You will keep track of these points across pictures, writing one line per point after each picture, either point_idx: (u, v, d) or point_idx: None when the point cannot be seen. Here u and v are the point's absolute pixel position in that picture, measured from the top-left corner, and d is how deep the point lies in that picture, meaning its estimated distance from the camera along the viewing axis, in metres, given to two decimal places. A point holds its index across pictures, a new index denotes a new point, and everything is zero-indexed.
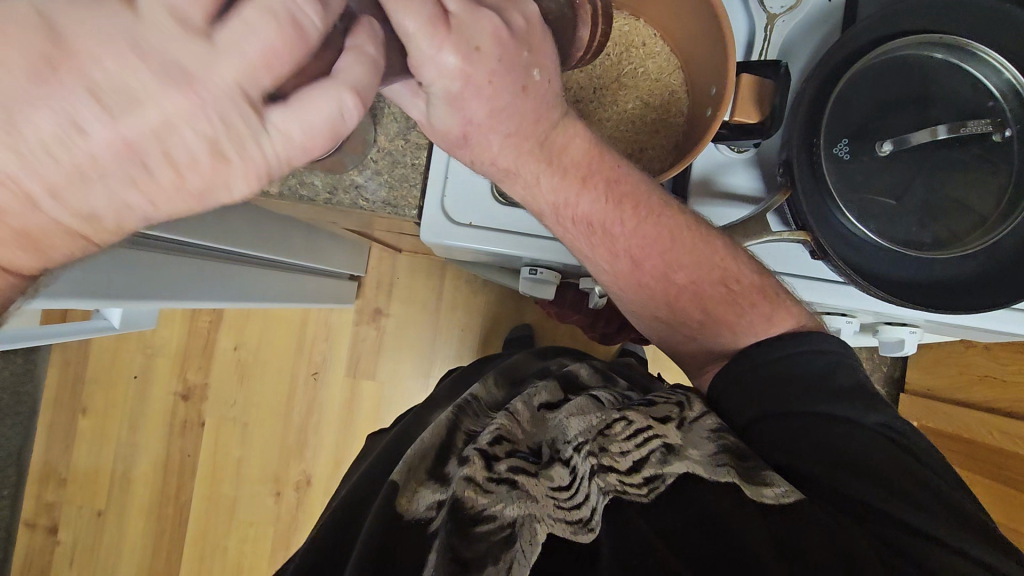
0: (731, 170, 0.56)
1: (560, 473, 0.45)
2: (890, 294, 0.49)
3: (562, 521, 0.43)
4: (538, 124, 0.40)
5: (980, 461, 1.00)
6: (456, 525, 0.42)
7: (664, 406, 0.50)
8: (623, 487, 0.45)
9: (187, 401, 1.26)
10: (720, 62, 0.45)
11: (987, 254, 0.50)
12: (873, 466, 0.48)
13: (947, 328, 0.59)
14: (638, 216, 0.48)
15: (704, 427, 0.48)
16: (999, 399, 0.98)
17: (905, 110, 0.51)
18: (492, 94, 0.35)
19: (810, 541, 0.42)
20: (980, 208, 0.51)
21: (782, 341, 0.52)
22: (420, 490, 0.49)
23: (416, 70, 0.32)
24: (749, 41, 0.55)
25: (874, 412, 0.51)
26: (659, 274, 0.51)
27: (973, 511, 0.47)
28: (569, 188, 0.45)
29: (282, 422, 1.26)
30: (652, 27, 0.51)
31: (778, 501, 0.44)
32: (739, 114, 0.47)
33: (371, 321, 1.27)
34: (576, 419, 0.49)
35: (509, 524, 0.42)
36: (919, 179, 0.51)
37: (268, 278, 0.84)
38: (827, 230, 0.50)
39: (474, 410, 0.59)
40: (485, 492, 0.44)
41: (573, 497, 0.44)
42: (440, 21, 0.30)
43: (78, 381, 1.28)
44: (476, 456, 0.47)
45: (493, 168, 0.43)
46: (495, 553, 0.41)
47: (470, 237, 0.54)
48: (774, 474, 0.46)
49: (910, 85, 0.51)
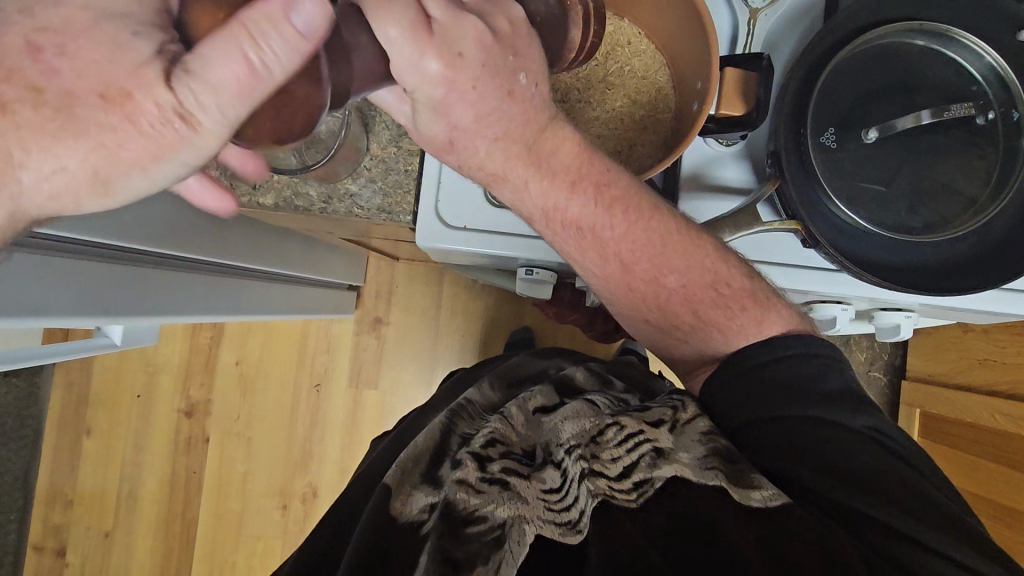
0: (721, 164, 0.56)
1: (551, 475, 0.46)
2: (882, 278, 0.49)
3: (551, 522, 0.43)
4: (527, 128, 0.40)
5: (982, 446, 1.00)
6: (447, 526, 0.43)
7: (657, 409, 0.51)
8: (612, 491, 0.45)
9: (191, 417, 1.27)
10: (704, 56, 0.45)
11: (977, 236, 0.51)
12: (864, 467, 0.48)
13: (941, 312, 0.59)
14: (628, 219, 0.48)
15: (696, 430, 0.49)
16: (999, 383, 0.98)
17: (890, 97, 0.51)
18: (476, 98, 0.36)
19: (798, 545, 0.42)
20: (970, 191, 0.51)
21: (771, 342, 0.53)
22: (415, 492, 0.49)
23: (398, 75, 0.33)
24: (732, 36, 0.56)
25: (864, 415, 0.52)
26: (649, 278, 0.52)
27: (962, 514, 0.47)
28: (559, 191, 0.45)
29: (286, 435, 1.26)
30: (637, 26, 0.52)
31: (766, 505, 0.44)
32: (723, 107, 0.47)
33: (372, 331, 1.28)
34: (570, 423, 0.49)
35: (499, 525, 0.42)
36: (906, 164, 0.51)
37: (268, 289, 0.85)
38: (817, 218, 0.50)
39: (470, 414, 0.59)
40: (478, 492, 0.44)
41: (564, 499, 0.44)
42: (423, 28, 0.31)
43: (82, 402, 1.28)
44: (469, 459, 0.47)
45: (482, 173, 0.43)
46: (485, 554, 0.41)
47: (464, 241, 0.54)
48: (763, 478, 0.47)
49: (895, 73, 0.52)
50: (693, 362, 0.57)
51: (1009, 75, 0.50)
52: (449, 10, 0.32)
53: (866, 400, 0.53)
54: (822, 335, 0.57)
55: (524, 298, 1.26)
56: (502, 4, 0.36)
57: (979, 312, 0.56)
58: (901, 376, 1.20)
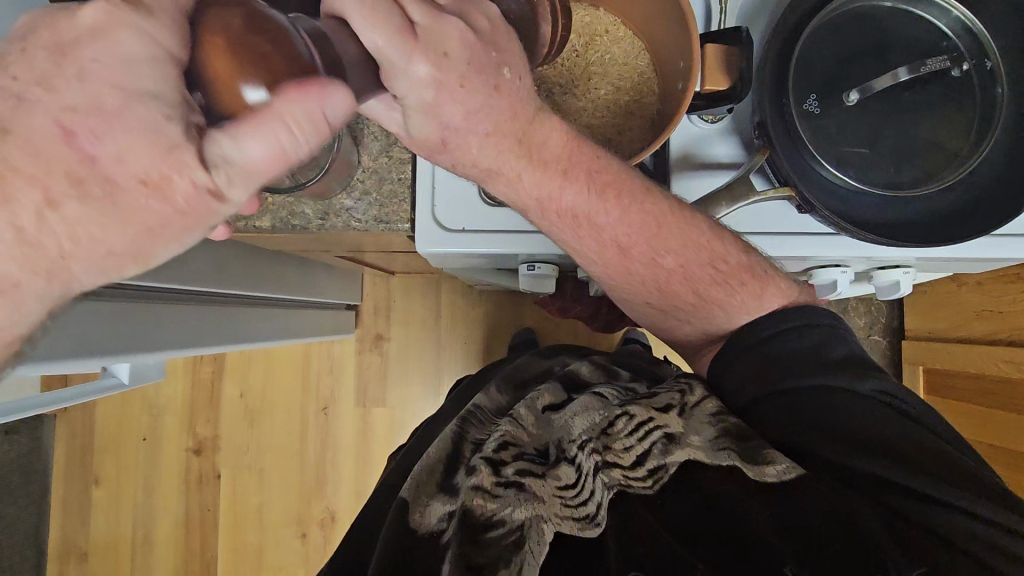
0: (708, 141, 0.57)
1: (566, 472, 0.46)
2: (879, 235, 0.50)
3: (568, 518, 0.44)
4: (516, 120, 0.41)
5: (989, 394, 1.01)
6: (467, 532, 0.44)
7: (665, 395, 0.50)
8: (627, 481, 0.45)
9: (200, 454, 1.25)
10: (684, 37, 0.46)
11: (965, 184, 0.52)
12: (874, 431, 0.48)
13: (937, 264, 0.60)
14: (621, 204, 0.49)
15: (706, 411, 0.49)
16: (998, 331, 1.00)
17: (866, 59, 0.53)
18: (465, 96, 0.36)
19: (812, 516, 0.42)
20: (953, 141, 0.52)
21: (771, 316, 0.53)
22: (432, 502, 0.49)
23: (389, 81, 0.33)
24: (707, 15, 0.57)
25: (871, 378, 0.52)
26: (647, 261, 0.52)
27: (981, 470, 0.47)
28: (553, 181, 0.45)
29: (298, 462, 1.25)
30: (613, 14, 0.53)
31: (781, 479, 0.44)
32: (708, 83, 0.48)
33: (373, 347, 1.27)
34: (580, 418, 0.49)
35: (517, 527, 0.43)
36: (889, 122, 0.52)
37: (266, 314, 0.85)
38: (809, 182, 0.51)
39: (480, 418, 0.59)
40: (495, 496, 0.45)
41: (579, 494, 0.45)
42: (409, 33, 0.31)
43: (87, 451, 1.26)
44: (482, 464, 0.47)
45: (477, 170, 0.43)
46: (507, 557, 0.42)
47: (464, 241, 0.55)
48: (777, 452, 0.46)
49: (868, 36, 0.53)
50: (702, 340, 0.58)
51: (976, 26, 0.52)
52: (430, 15, 0.32)
53: (872, 365, 0.53)
54: (821, 306, 0.58)
55: (523, 299, 1.26)
56: (478, 2, 0.36)
57: (974, 260, 0.57)
58: (901, 337, 1.22)
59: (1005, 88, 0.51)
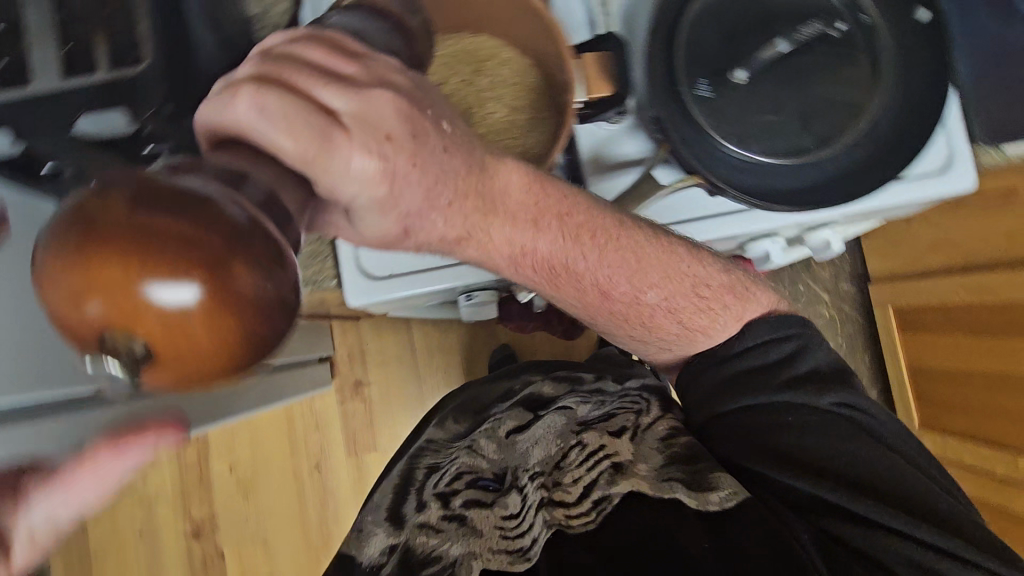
0: (616, 141, 0.57)
1: (513, 500, 0.58)
2: (794, 203, 0.51)
3: (502, 552, 0.55)
4: (473, 179, 0.39)
5: (954, 323, 1.01)
6: (406, 566, 0.55)
7: (621, 419, 0.61)
8: (566, 520, 0.55)
9: (199, 537, 1.23)
10: (558, 50, 0.46)
11: (871, 135, 0.52)
12: (833, 449, 0.51)
13: (863, 216, 0.61)
14: (598, 245, 0.48)
15: (655, 437, 0.57)
16: (952, 261, 1.01)
17: (752, 34, 0.53)
18: (420, 176, 0.35)
19: (748, 532, 0.48)
20: (849, 97, 0.53)
21: (739, 335, 0.54)
22: (374, 538, 0.58)
23: (332, 187, 0.31)
24: (590, 20, 0.57)
25: (833, 393, 0.53)
26: (627, 299, 0.51)
27: (930, 492, 0.49)
28: (524, 231, 0.44)
29: (300, 524, 1.23)
30: (495, 37, 0.53)
31: (722, 507, 0.50)
32: (593, 90, 0.48)
33: (355, 395, 1.26)
34: (539, 448, 0.62)
35: (451, 562, 0.55)
36: (782, 90, 0.53)
37: (235, 387, 0.84)
38: (716, 164, 0.51)
39: (437, 446, 0.66)
40: (436, 533, 0.57)
41: (518, 527, 0.56)
42: (335, 127, 0.30)
43: (84, 556, 1.23)
44: (433, 500, 0.60)
45: (446, 242, 0.41)
46: (445, 563, 0.55)
47: (393, 287, 0.54)
48: (725, 475, 0.51)
49: (746, 12, 0.54)
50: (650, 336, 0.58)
51: None
52: (355, 96, 0.32)
53: (838, 381, 0.54)
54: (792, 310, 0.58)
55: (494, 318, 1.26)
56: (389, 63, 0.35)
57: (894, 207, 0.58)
58: (867, 282, 1.23)
59: (886, 38, 0.52)
